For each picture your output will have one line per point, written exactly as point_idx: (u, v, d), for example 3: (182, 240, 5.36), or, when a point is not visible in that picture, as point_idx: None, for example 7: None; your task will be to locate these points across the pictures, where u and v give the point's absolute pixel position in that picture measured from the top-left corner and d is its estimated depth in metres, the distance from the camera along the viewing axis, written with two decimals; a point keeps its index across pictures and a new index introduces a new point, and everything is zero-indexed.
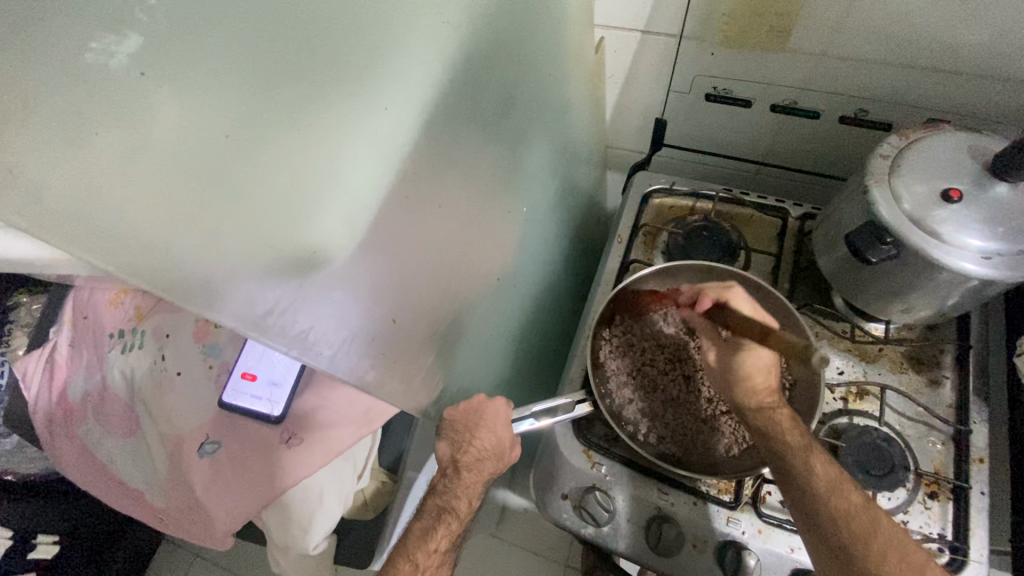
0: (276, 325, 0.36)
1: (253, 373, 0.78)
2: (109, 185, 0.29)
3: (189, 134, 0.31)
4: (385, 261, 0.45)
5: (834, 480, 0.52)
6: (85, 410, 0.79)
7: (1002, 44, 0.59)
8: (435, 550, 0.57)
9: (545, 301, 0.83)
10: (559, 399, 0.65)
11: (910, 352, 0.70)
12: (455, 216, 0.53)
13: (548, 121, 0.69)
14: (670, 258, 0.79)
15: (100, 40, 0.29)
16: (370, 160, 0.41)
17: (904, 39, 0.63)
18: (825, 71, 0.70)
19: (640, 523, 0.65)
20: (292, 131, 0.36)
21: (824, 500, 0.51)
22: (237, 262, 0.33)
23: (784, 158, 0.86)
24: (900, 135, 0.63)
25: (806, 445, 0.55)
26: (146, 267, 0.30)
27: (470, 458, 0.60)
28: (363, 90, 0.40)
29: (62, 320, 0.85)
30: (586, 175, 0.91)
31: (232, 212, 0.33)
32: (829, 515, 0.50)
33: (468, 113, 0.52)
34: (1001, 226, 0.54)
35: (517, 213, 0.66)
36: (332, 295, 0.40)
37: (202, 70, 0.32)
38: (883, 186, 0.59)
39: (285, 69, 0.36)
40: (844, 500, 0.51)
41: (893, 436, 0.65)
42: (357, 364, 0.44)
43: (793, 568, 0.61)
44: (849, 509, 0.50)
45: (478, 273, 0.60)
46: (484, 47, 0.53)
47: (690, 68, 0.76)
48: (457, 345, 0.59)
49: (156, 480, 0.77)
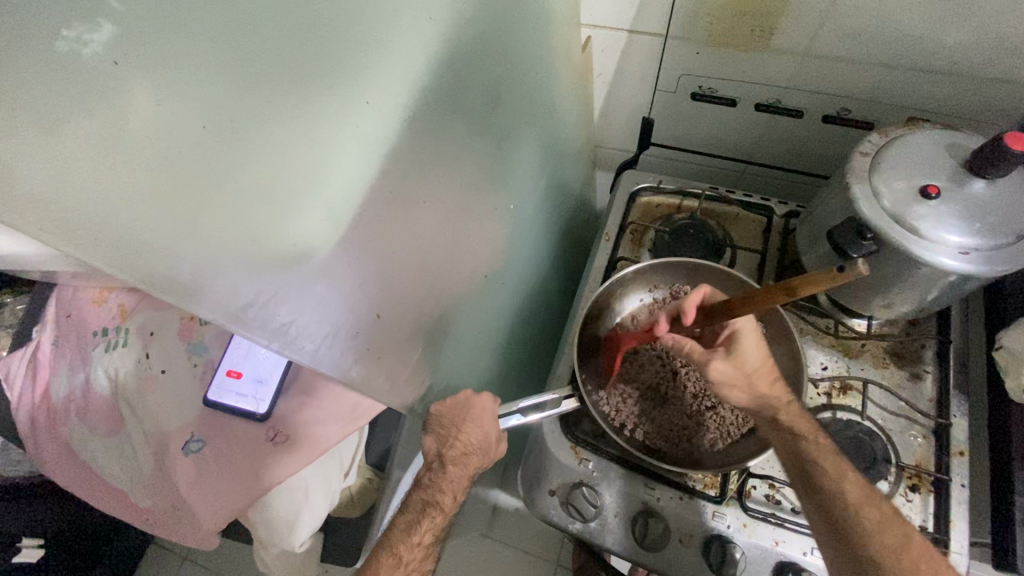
0: (257, 318, 0.37)
1: (239, 371, 0.78)
2: (86, 178, 0.28)
3: (166, 124, 0.31)
4: (368, 256, 0.45)
5: (857, 491, 0.51)
6: (67, 410, 0.78)
7: (978, 43, 0.60)
8: (419, 543, 0.58)
9: (534, 299, 0.83)
10: (545, 395, 0.65)
11: (892, 347, 0.71)
12: (440, 213, 0.53)
13: (535, 119, 0.70)
14: (656, 255, 0.80)
15: (73, 28, 0.27)
16: (352, 154, 0.42)
17: (884, 39, 0.64)
18: (807, 70, 0.71)
19: (627, 518, 0.65)
20: (271, 124, 0.36)
21: (854, 514, 0.50)
22: (216, 256, 0.34)
23: (769, 157, 0.87)
24: (880, 133, 0.64)
25: (828, 448, 0.53)
26: (125, 259, 0.31)
27: (456, 453, 0.60)
28: (343, 85, 0.40)
29: (45, 319, 0.85)
30: (574, 175, 0.91)
31: (211, 205, 0.33)
32: (861, 528, 0.49)
33: (453, 110, 0.53)
34: (978, 222, 0.55)
35: (504, 210, 0.67)
36: (314, 289, 0.40)
37: (183, 59, 0.32)
38: (863, 184, 0.60)
39: (265, 61, 0.36)
40: (874, 509, 0.50)
41: (875, 430, 0.66)
42: (341, 359, 0.44)
43: (778, 562, 0.61)
44: (880, 519, 0.50)
45: (464, 270, 0.60)
46: (469, 44, 0.53)
47: (675, 68, 0.77)
48: (444, 342, 0.60)
49: (140, 479, 0.76)
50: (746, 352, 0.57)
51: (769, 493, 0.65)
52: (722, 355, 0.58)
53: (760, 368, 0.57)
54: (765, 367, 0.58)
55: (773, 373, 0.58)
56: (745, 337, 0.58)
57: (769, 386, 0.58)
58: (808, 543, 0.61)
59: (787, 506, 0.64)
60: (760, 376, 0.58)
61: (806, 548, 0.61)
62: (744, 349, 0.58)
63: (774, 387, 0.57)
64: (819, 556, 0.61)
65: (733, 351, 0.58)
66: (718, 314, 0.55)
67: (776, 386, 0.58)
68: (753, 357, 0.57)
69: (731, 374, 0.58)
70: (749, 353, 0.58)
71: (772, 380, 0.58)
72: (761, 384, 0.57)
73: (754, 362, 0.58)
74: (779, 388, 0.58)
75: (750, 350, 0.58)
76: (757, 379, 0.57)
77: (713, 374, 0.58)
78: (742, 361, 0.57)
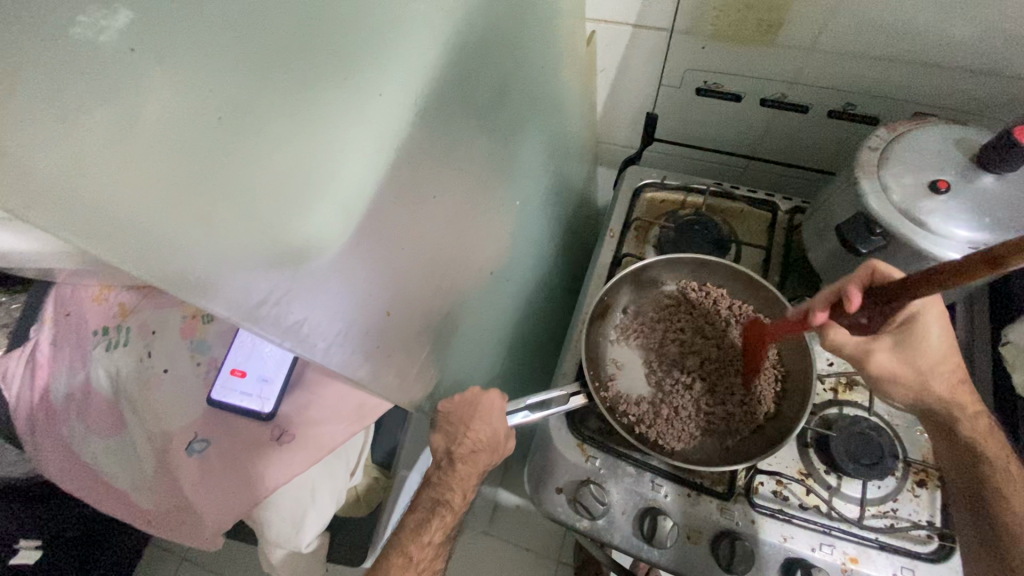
0: (270, 316, 0.36)
1: (243, 370, 0.77)
2: (97, 167, 0.27)
3: (179, 114, 0.30)
4: (380, 252, 0.44)
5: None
6: (67, 410, 0.77)
7: (985, 39, 0.60)
8: (429, 542, 0.58)
9: (538, 295, 0.83)
10: (553, 392, 0.65)
11: None
12: (449, 208, 0.52)
13: (541, 114, 0.69)
14: (662, 252, 0.79)
15: (90, 14, 0.27)
16: (365, 147, 0.41)
17: (892, 34, 0.63)
18: (814, 65, 0.70)
19: (635, 515, 0.65)
20: (286, 116, 0.35)
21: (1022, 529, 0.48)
22: (230, 251, 0.33)
23: (773, 153, 0.86)
24: (888, 128, 0.63)
25: (1014, 475, 0.50)
26: (136, 255, 0.30)
27: (466, 450, 0.59)
28: (357, 76, 0.40)
29: (43, 318, 0.83)
30: (578, 171, 0.90)
31: (225, 197, 0.32)
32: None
33: (462, 104, 0.52)
34: (987, 216, 0.55)
35: (511, 206, 0.66)
36: (326, 285, 0.39)
37: (195, 46, 0.31)
38: (873, 178, 0.59)
39: (278, 50, 0.35)
40: None
41: (881, 426, 0.66)
42: (350, 357, 0.43)
43: (786, 558, 0.61)
44: None
45: (472, 265, 0.59)
46: (477, 38, 0.52)
47: (681, 63, 0.76)
48: (451, 339, 0.59)
49: (142, 480, 0.76)
50: (929, 343, 0.53)
51: (777, 489, 0.65)
52: (889, 347, 0.53)
53: (943, 363, 0.53)
54: (949, 365, 0.53)
55: (959, 373, 0.54)
56: (926, 328, 0.53)
57: (954, 387, 0.53)
58: (816, 539, 0.61)
59: (795, 501, 0.64)
60: (940, 372, 0.53)
61: (815, 544, 0.61)
62: (926, 339, 0.53)
63: (962, 392, 0.53)
64: (827, 552, 0.60)
65: (910, 343, 0.53)
66: (889, 300, 0.45)
67: (961, 389, 0.53)
68: (937, 349, 0.53)
69: (901, 369, 0.53)
70: (931, 344, 0.53)
71: (958, 383, 0.53)
72: (943, 383, 0.53)
73: (932, 354, 0.53)
74: (970, 395, 0.53)
75: (931, 343, 0.53)
76: (943, 377, 0.53)
77: (876, 367, 0.54)
78: (922, 354, 0.53)
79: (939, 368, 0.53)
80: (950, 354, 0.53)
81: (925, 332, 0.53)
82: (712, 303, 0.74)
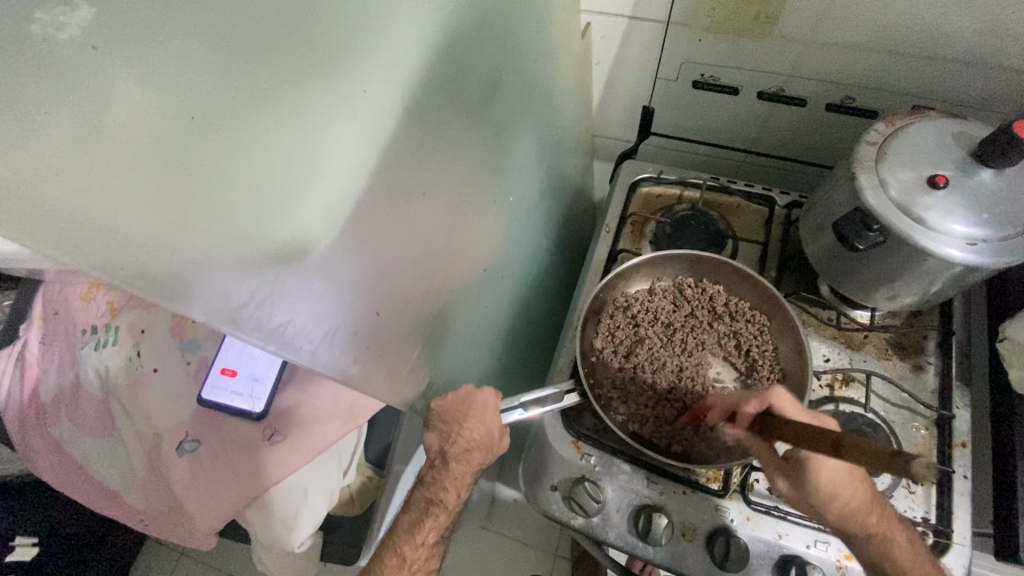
0: (252, 319, 0.35)
1: (234, 369, 0.77)
2: (64, 169, 0.27)
3: (150, 114, 0.29)
4: (367, 251, 0.43)
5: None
6: (57, 410, 0.77)
7: (987, 29, 0.59)
8: (422, 543, 0.58)
9: (533, 291, 0.82)
10: (546, 389, 0.64)
11: (895, 338, 0.70)
12: (439, 205, 0.51)
13: (533, 109, 0.68)
14: (658, 247, 0.79)
15: (45, 10, 0.27)
16: (349, 144, 0.40)
17: (891, 25, 0.62)
18: (812, 57, 0.69)
19: (630, 512, 0.64)
20: (263, 118, 0.34)
21: None
22: (208, 254, 0.32)
23: (770, 146, 0.85)
24: (885, 123, 0.62)
25: None
26: (109, 263, 0.29)
27: (458, 449, 0.59)
28: (339, 73, 0.39)
29: (33, 317, 0.82)
30: (573, 165, 0.89)
31: (202, 203, 0.31)
32: None
33: (451, 99, 0.51)
34: (985, 213, 0.54)
35: (504, 202, 0.65)
36: (311, 286, 0.38)
37: (163, 46, 0.30)
38: (870, 174, 0.58)
39: (252, 49, 0.34)
40: None
41: (878, 423, 0.65)
42: (339, 358, 0.42)
43: (781, 556, 0.61)
44: None
45: (463, 263, 0.58)
46: (465, 32, 0.51)
47: (677, 55, 0.75)
48: (444, 338, 0.58)
49: (134, 481, 0.75)
50: (819, 477, 0.51)
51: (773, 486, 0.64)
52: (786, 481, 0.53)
53: (843, 493, 0.51)
54: (852, 501, 0.51)
55: (859, 505, 0.51)
56: (821, 466, 0.50)
57: (857, 513, 0.51)
58: (811, 536, 0.61)
59: None
60: (842, 507, 0.51)
61: (809, 541, 0.61)
62: (817, 473, 0.51)
63: (866, 521, 0.52)
64: (822, 548, 0.60)
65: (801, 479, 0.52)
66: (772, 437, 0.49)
67: (872, 515, 0.52)
68: (834, 483, 0.51)
69: (800, 500, 0.53)
70: (826, 483, 0.51)
71: (867, 513, 0.52)
72: (841, 514, 0.51)
73: (828, 492, 0.51)
74: (872, 515, 0.52)
75: (828, 481, 0.51)
76: (847, 510, 0.51)
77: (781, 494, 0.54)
78: (818, 493, 0.51)
79: (844, 500, 0.51)
80: (852, 480, 0.51)
81: (816, 475, 0.51)
82: (707, 299, 0.73)
